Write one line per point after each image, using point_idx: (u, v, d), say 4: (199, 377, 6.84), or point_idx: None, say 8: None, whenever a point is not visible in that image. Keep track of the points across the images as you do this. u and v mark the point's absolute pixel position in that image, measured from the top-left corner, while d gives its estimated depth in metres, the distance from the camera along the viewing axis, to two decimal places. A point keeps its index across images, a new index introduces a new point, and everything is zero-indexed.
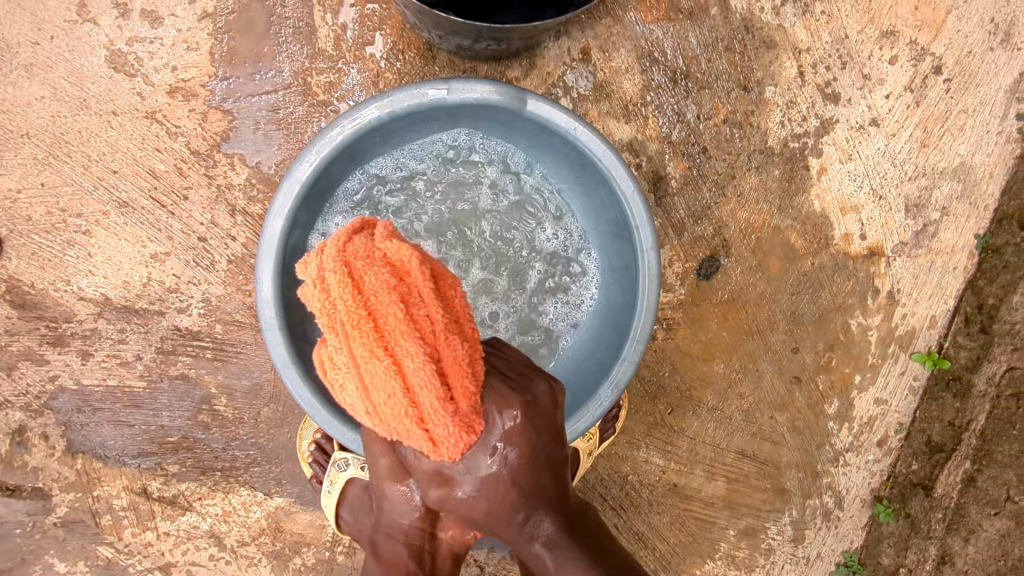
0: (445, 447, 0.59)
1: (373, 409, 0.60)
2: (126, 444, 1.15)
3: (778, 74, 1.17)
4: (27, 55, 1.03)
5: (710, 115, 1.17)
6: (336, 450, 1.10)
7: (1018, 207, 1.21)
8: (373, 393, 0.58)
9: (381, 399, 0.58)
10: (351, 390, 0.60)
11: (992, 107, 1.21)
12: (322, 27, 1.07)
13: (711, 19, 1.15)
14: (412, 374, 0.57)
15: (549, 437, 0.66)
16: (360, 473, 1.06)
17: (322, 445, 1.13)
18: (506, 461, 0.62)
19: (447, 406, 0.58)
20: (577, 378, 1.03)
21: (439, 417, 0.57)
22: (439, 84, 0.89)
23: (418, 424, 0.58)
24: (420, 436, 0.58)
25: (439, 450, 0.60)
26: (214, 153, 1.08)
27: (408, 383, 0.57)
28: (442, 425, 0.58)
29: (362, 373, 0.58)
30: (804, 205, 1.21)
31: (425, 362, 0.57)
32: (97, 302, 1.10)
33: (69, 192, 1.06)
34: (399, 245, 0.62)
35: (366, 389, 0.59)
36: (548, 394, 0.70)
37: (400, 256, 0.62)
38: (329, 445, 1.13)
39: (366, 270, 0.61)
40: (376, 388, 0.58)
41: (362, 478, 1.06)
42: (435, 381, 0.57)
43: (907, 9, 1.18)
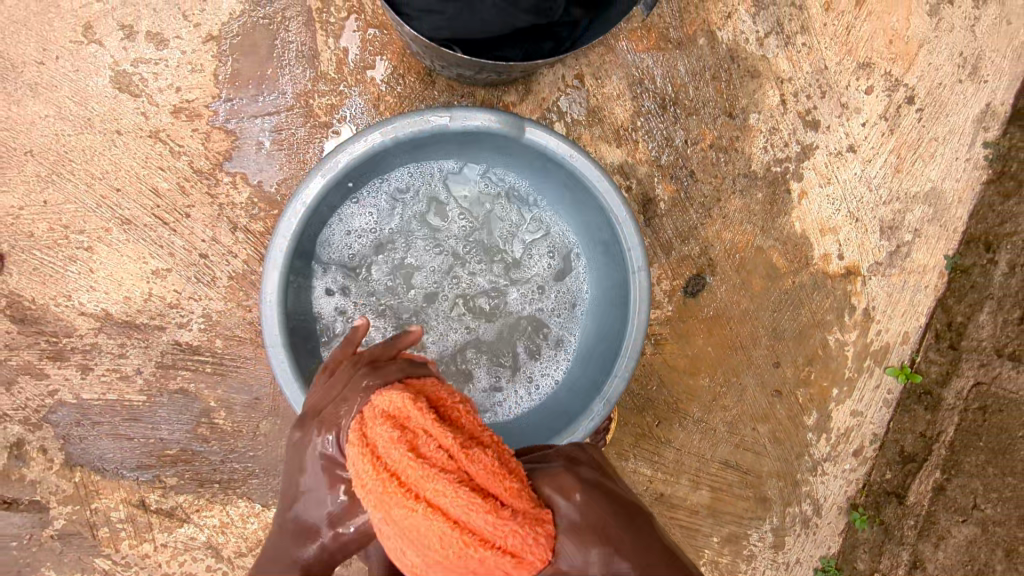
0: (528, 557, 0.57)
1: (438, 567, 0.56)
2: (125, 457, 1.16)
3: (762, 102, 1.23)
4: (32, 75, 1.04)
5: (697, 139, 1.22)
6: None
7: (985, 231, 1.28)
8: (429, 548, 0.55)
9: (438, 550, 0.55)
10: (412, 563, 0.56)
11: (960, 136, 1.28)
12: (324, 51, 1.10)
13: (699, 49, 1.20)
14: (453, 505, 0.55)
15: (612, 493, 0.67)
16: None
17: None
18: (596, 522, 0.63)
19: (505, 516, 0.56)
20: (573, 393, 1.07)
21: (500, 532, 0.55)
22: (441, 112, 0.94)
23: (495, 554, 0.55)
24: (499, 565, 0.56)
25: (524, 561, 0.57)
26: (216, 172, 1.10)
27: (457, 518, 0.54)
28: (512, 533, 0.56)
29: (412, 541, 0.55)
30: (785, 226, 1.27)
31: (460, 489, 0.55)
32: (98, 317, 1.12)
33: (72, 210, 1.08)
34: (392, 397, 0.62)
35: (423, 544, 0.56)
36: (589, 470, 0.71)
37: (399, 408, 0.61)
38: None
39: (374, 432, 0.60)
40: (427, 540, 0.55)
41: None
42: (477, 500, 0.55)
43: (882, 43, 1.25)
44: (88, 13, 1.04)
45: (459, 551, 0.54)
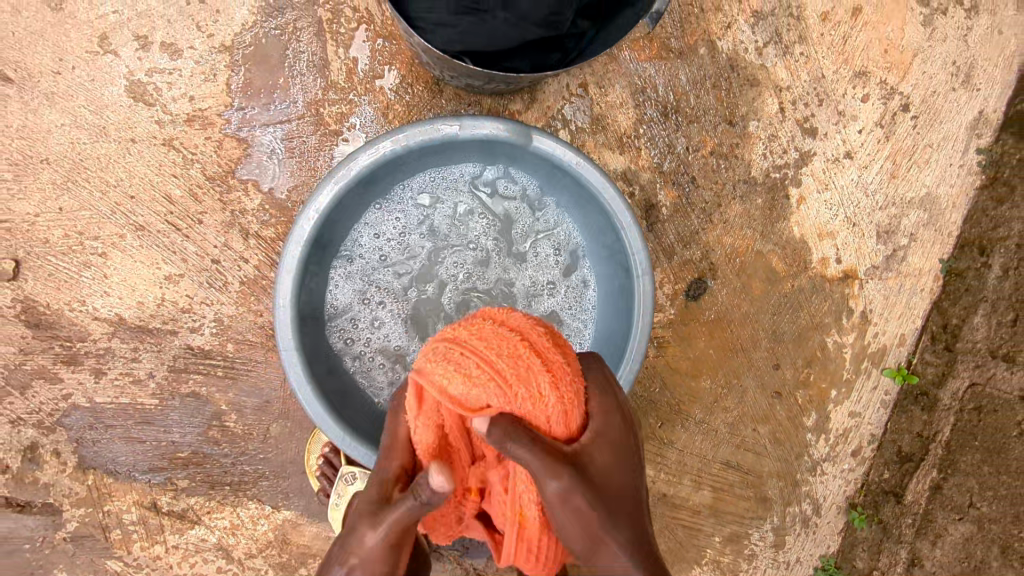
0: (562, 384, 0.73)
1: (486, 363, 0.72)
2: (137, 459, 1.18)
3: (761, 110, 1.26)
4: (47, 84, 1.06)
5: (698, 146, 1.25)
6: (343, 464, 1.16)
7: (979, 235, 1.31)
8: (486, 346, 0.74)
9: (497, 346, 0.74)
10: (473, 357, 0.73)
11: (954, 142, 1.31)
12: (334, 60, 1.12)
13: (699, 58, 1.23)
14: (519, 324, 0.78)
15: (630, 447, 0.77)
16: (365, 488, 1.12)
17: (329, 459, 1.19)
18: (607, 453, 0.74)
19: (555, 348, 0.77)
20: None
21: (552, 349, 0.76)
22: (451, 121, 0.96)
23: (539, 361, 0.74)
24: (541, 371, 0.73)
25: (556, 380, 0.73)
26: (228, 179, 1.12)
27: (524, 332, 0.77)
28: (553, 354, 0.75)
29: (477, 340, 0.75)
30: (785, 230, 1.30)
31: (529, 319, 0.80)
32: (112, 322, 1.13)
33: (86, 216, 1.10)
34: None
35: (478, 347, 0.74)
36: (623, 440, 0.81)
37: None
38: (337, 458, 1.19)
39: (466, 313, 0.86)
40: (488, 339, 0.75)
41: None
42: (537, 327, 0.78)
43: (877, 52, 1.28)
44: (104, 24, 1.06)
45: (516, 350, 0.74)
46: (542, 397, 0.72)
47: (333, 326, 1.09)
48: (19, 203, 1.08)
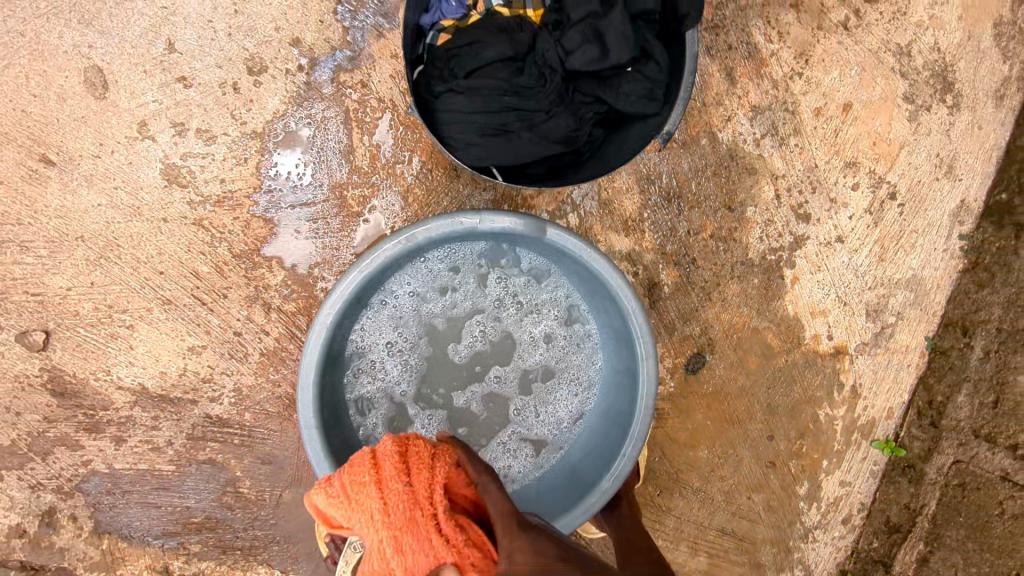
0: (392, 510, 0.76)
1: (341, 497, 0.79)
2: (151, 524, 1.21)
3: (758, 197, 1.32)
4: (87, 167, 1.11)
5: (699, 230, 1.32)
6: None
7: (961, 316, 1.38)
8: (342, 479, 0.81)
9: (345, 483, 0.80)
10: (331, 496, 0.79)
11: (937, 228, 1.39)
12: (359, 146, 1.18)
13: (701, 148, 1.29)
14: (382, 454, 0.81)
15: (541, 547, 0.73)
16: None
17: None
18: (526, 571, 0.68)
19: (400, 476, 0.78)
20: (579, 468, 1.14)
21: (393, 477, 0.78)
22: (471, 214, 1.02)
23: (376, 493, 0.77)
24: (376, 505, 0.76)
25: (386, 512, 0.76)
26: (254, 256, 1.17)
27: (378, 459, 0.81)
28: (394, 489, 0.77)
29: (344, 471, 0.81)
30: (779, 308, 1.37)
31: (394, 449, 0.82)
32: (135, 391, 1.17)
33: (117, 290, 1.14)
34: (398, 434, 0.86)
35: (341, 491, 0.79)
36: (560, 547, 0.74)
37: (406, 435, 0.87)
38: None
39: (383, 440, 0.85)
40: (350, 472, 0.81)
41: None
42: (395, 456, 0.81)
43: (867, 144, 1.35)
44: (144, 112, 1.11)
45: (361, 485, 0.78)
46: (378, 542, 0.74)
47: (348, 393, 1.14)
48: (52, 278, 1.13)
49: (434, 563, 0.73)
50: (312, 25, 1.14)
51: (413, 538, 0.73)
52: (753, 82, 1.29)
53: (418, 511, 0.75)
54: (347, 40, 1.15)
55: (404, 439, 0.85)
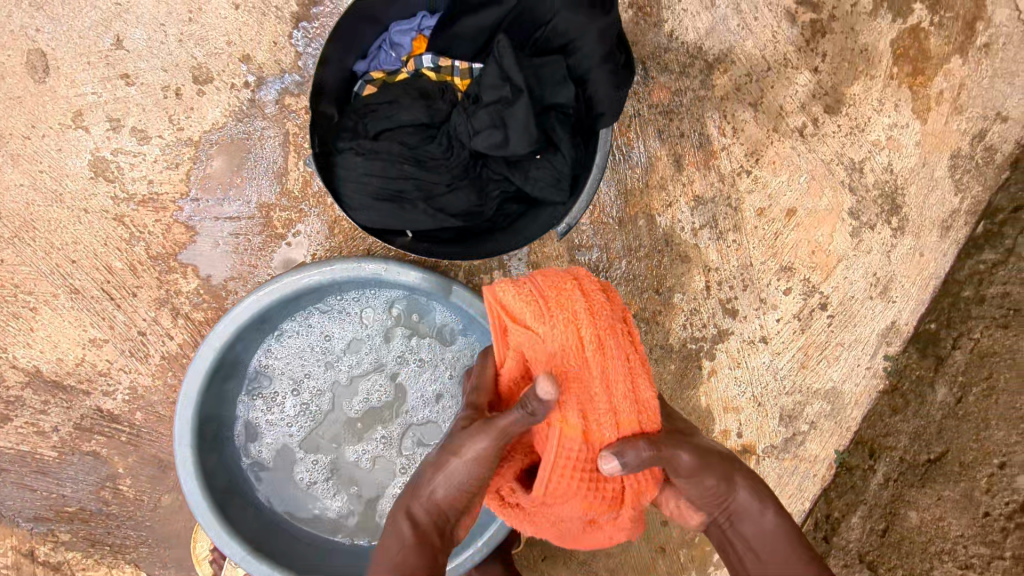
0: (597, 316, 0.82)
1: (541, 297, 0.83)
2: (23, 506, 1.20)
3: (687, 285, 1.32)
4: (16, 146, 1.12)
5: (623, 307, 1.31)
6: None
7: (872, 437, 1.37)
8: (544, 280, 0.85)
9: (549, 287, 0.84)
10: (521, 302, 0.83)
11: (864, 345, 1.38)
12: (293, 170, 1.18)
13: (637, 228, 1.29)
14: (585, 278, 0.87)
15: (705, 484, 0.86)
16: None
17: None
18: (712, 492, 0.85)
19: (600, 291, 0.85)
20: None
21: (597, 290, 0.84)
22: (377, 263, 1.04)
23: (579, 297, 0.83)
24: (580, 306, 0.82)
25: (596, 315, 0.82)
26: (170, 260, 1.18)
27: (576, 277, 0.87)
28: (597, 299, 0.84)
29: (541, 278, 0.85)
30: (692, 397, 1.36)
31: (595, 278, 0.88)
32: (28, 372, 1.18)
33: (25, 272, 1.15)
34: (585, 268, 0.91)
35: (543, 294, 0.83)
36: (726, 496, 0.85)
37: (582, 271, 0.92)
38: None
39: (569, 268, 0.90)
40: (550, 279, 0.85)
41: None
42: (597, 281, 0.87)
43: (805, 251, 1.34)
44: (81, 102, 1.13)
45: (563, 290, 0.84)
46: (564, 352, 0.80)
47: (249, 407, 1.17)
48: None
49: (625, 369, 0.82)
50: (265, 45, 1.14)
51: (611, 349, 0.82)
52: (699, 172, 1.29)
53: (620, 327, 0.84)
54: (297, 65, 1.16)
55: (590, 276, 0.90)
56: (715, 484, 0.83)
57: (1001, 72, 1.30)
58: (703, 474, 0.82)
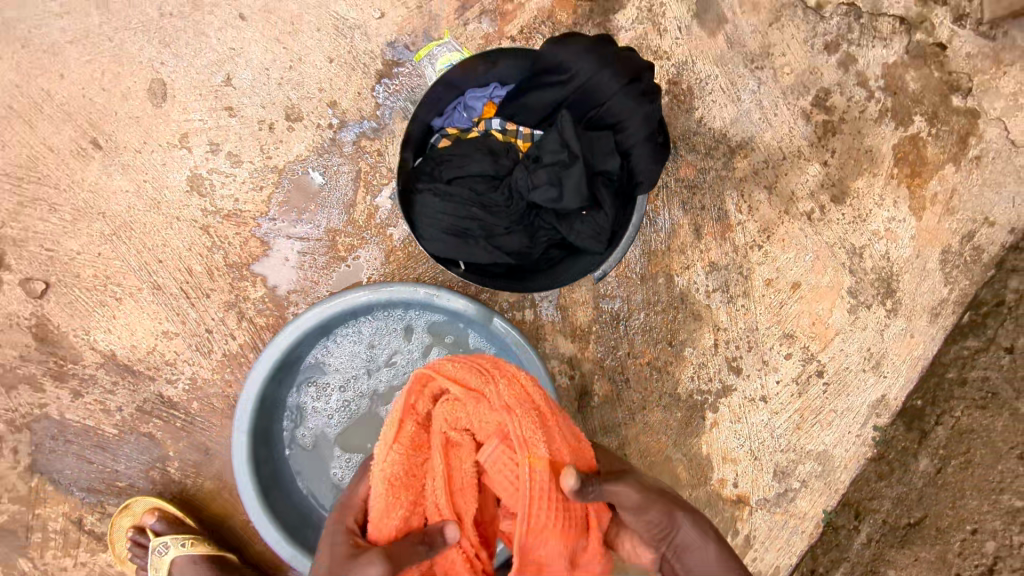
0: (514, 389, 0.92)
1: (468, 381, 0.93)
2: (79, 476, 1.32)
3: (697, 340, 1.46)
4: (127, 158, 1.29)
5: (638, 354, 1.45)
6: (151, 536, 1.28)
7: (858, 499, 1.47)
8: (465, 368, 0.95)
9: (474, 369, 0.94)
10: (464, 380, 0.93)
11: (855, 414, 1.50)
12: (360, 203, 1.34)
13: (657, 284, 1.44)
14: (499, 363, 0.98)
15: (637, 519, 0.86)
16: (179, 550, 1.26)
17: (137, 539, 1.29)
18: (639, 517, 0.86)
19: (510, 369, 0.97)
20: None
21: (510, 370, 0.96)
22: (429, 289, 1.19)
23: (498, 372, 0.95)
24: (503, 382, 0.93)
25: (516, 387, 0.93)
26: (243, 269, 1.33)
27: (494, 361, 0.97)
28: (513, 379, 0.94)
29: (460, 365, 0.95)
30: (694, 445, 1.47)
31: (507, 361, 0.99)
32: (104, 354, 1.32)
33: (117, 266, 1.31)
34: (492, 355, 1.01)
35: (467, 377, 0.94)
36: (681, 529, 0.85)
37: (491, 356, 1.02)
38: (142, 538, 1.30)
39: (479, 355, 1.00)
40: (468, 367, 0.95)
41: (182, 553, 1.26)
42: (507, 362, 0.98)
43: (807, 321, 1.48)
44: (189, 126, 1.30)
45: (482, 368, 0.95)
46: (515, 414, 0.88)
47: (294, 400, 1.30)
48: (67, 241, 1.29)
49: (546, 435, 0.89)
50: (351, 95, 1.33)
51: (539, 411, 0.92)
52: (716, 241, 1.45)
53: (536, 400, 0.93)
54: (376, 114, 1.34)
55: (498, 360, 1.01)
56: (676, 532, 0.85)
57: (989, 182, 1.46)
58: (657, 517, 0.85)
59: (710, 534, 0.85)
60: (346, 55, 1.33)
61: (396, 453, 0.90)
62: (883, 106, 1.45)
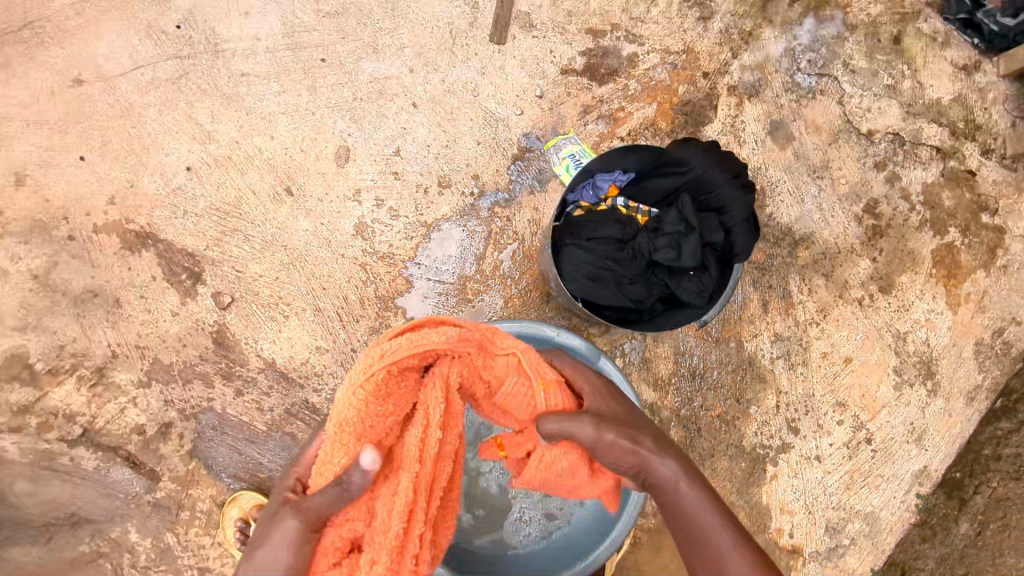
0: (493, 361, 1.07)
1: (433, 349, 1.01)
2: (229, 464, 1.56)
3: (761, 400, 1.68)
4: (311, 204, 1.61)
5: (709, 407, 1.67)
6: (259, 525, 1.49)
7: (903, 559, 1.64)
8: (434, 333, 1.01)
9: (460, 340, 1.02)
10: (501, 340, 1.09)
11: (900, 480, 1.68)
12: (489, 257, 1.64)
13: (729, 348, 1.68)
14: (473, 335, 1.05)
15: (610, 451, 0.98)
16: None
17: (245, 529, 1.51)
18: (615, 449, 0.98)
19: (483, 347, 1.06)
20: (570, 531, 1.51)
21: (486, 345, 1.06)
22: (553, 329, 1.43)
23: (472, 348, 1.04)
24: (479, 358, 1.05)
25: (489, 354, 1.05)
26: (389, 302, 1.61)
27: (475, 335, 1.05)
28: (497, 356, 1.07)
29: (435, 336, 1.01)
30: (755, 494, 1.66)
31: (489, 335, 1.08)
32: (267, 361, 1.58)
33: (289, 290, 1.59)
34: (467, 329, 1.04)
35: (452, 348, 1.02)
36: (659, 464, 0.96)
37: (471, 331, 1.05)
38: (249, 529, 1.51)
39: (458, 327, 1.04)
40: (447, 332, 1.02)
41: None
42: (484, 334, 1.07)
43: (857, 393, 1.70)
44: (362, 184, 1.62)
45: (464, 342, 1.03)
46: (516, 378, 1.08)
47: None
48: (253, 266, 1.59)
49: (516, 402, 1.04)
50: (491, 171, 1.66)
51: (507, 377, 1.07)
52: (780, 316, 1.70)
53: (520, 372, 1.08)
54: (509, 187, 1.66)
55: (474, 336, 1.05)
56: (653, 475, 0.97)
57: (1016, 289, 1.73)
58: (632, 463, 0.97)
59: (687, 480, 0.94)
60: (491, 140, 1.66)
61: (356, 399, 0.97)
62: (923, 217, 1.74)
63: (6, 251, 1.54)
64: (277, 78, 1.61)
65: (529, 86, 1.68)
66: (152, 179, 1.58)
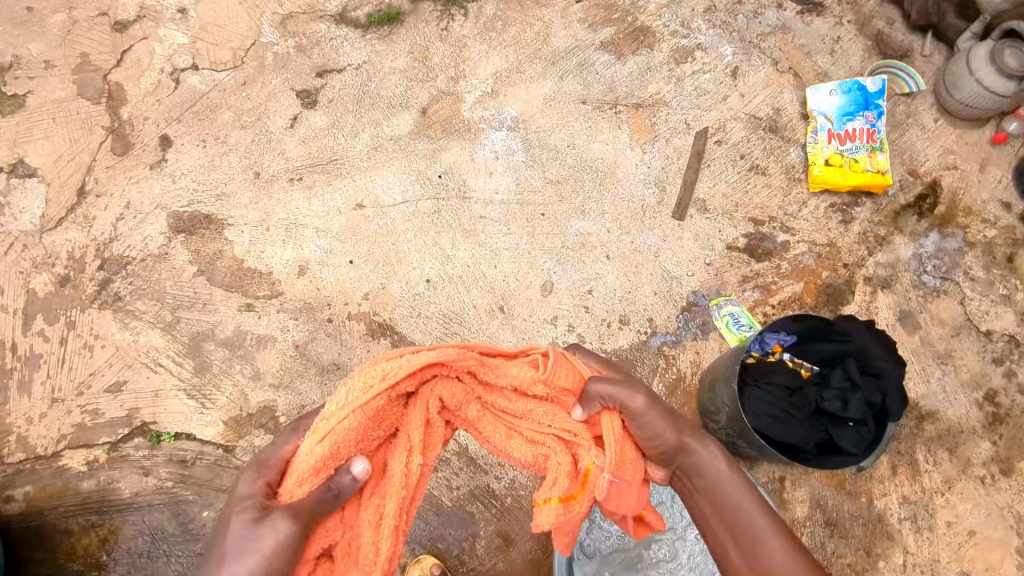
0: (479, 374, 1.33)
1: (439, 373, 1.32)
2: (416, 530, 1.87)
3: (889, 556, 1.86)
4: (517, 321, 1.99)
5: (841, 554, 1.85)
6: None
7: None
8: (453, 360, 1.29)
9: (464, 360, 1.29)
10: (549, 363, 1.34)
11: None
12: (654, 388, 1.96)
13: (860, 502, 1.88)
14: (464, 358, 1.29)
15: (661, 427, 1.26)
16: None
17: None
18: (663, 441, 1.26)
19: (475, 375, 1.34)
20: None
21: (489, 369, 1.33)
22: None
23: (469, 367, 1.32)
24: (459, 386, 1.34)
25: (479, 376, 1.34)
26: None
27: (470, 357, 1.30)
28: (486, 369, 1.33)
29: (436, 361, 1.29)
30: None
31: (478, 358, 1.32)
32: (463, 446, 1.91)
33: None
34: (466, 354, 1.30)
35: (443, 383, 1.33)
36: (706, 458, 1.25)
37: (468, 358, 1.30)
38: None
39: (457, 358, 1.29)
40: (455, 361, 1.30)
41: None
42: (479, 359, 1.32)
43: (981, 565, 1.86)
44: (559, 312, 2.01)
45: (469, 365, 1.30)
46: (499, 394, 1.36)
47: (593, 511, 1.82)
48: None
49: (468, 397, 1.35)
50: (663, 317, 2.03)
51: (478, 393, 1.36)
52: (908, 480, 1.91)
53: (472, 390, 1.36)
54: (676, 333, 2.02)
55: (475, 369, 1.33)
56: (691, 451, 1.26)
57: None
58: (672, 444, 1.26)
59: (729, 470, 1.24)
60: (666, 292, 2.05)
61: (360, 412, 1.22)
62: None
63: (279, 324, 1.97)
64: (506, 223, 2.08)
65: (699, 255, 2.09)
66: (399, 285, 2.01)
